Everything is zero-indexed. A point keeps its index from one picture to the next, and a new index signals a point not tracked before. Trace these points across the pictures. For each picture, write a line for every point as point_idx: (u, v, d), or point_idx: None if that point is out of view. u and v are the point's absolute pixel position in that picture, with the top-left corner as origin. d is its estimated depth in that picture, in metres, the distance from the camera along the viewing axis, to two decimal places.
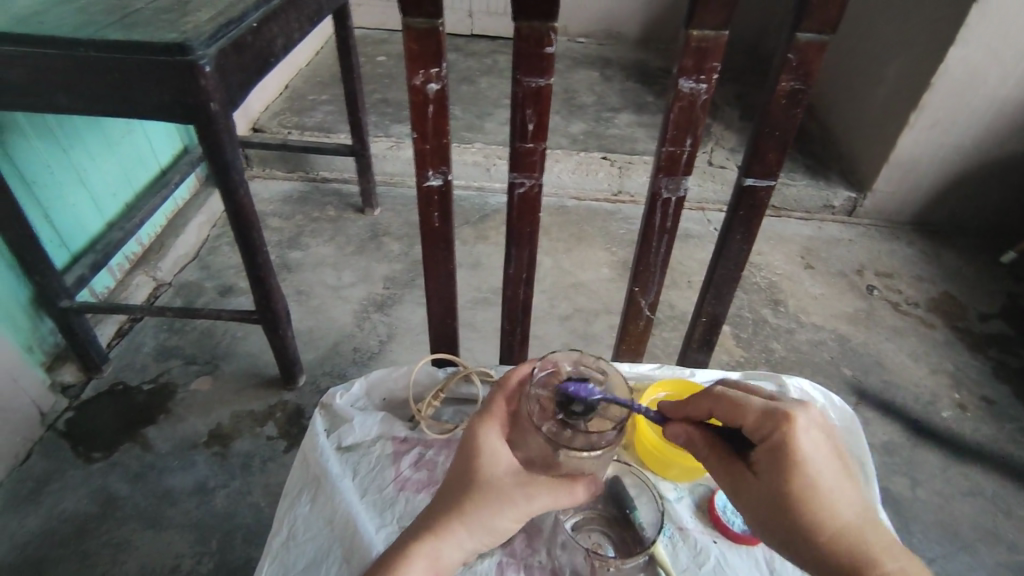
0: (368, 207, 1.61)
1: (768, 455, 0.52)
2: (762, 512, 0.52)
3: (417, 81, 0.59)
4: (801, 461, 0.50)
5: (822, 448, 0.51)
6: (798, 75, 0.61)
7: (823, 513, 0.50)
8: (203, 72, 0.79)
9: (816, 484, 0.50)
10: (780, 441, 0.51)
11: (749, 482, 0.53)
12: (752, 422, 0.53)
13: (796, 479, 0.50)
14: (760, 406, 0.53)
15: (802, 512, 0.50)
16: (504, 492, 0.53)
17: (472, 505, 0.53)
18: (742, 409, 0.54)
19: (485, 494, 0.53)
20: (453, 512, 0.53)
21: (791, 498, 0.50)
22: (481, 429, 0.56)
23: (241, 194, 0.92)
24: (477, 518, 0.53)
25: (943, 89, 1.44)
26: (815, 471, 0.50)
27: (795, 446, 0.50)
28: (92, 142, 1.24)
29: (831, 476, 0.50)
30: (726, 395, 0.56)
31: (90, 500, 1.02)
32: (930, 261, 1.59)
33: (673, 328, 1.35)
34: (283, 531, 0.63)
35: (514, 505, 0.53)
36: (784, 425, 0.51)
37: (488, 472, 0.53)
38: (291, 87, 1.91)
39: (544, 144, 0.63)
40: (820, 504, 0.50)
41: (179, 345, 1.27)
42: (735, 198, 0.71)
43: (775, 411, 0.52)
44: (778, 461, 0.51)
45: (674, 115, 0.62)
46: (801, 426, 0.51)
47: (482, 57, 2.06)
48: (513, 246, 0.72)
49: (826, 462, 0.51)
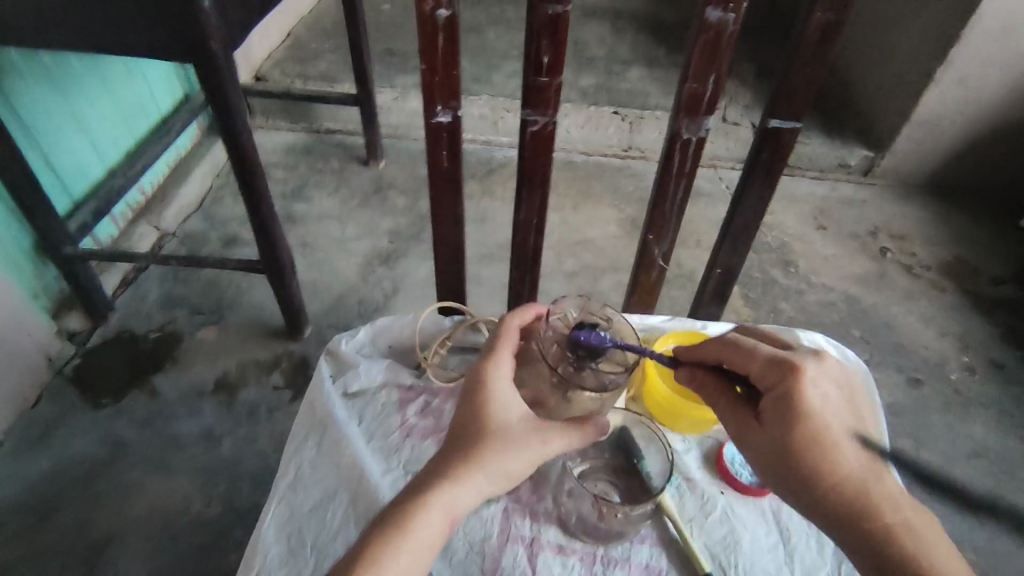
0: (373, 158, 1.58)
1: (776, 401, 0.52)
2: (769, 460, 0.52)
3: (426, 8, 0.56)
4: (810, 406, 0.50)
5: (831, 396, 0.51)
6: (833, 6, 0.57)
7: (831, 459, 0.49)
8: (202, 5, 0.75)
9: (824, 431, 0.50)
10: (789, 388, 0.51)
11: (756, 431, 0.53)
12: (760, 370, 0.53)
13: (805, 426, 0.50)
14: (768, 354, 0.53)
15: (810, 459, 0.50)
16: (516, 435, 0.52)
17: (485, 448, 0.51)
18: (749, 357, 0.54)
19: (498, 437, 0.52)
20: (466, 455, 0.51)
21: (798, 445, 0.50)
22: (486, 372, 0.54)
23: (244, 138, 0.89)
24: (491, 461, 0.51)
25: (973, 43, 1.38)
26: (823, 418, 0.50)
27: (803, 393, 0.51)
28: (91, 85, 1.20)
29: (840, 423, 0.50)
30: (735, 342, 0.56)
31: (100, 444, 1.03)
32: (945, 223, 1.56)
33: (681, 287, 1.34)
34: (289, 474, 0.63)
35: (528, 447, 0.52)
36: (792, 371, 0.51)
37: (498, 415, 0.53)
38: (293, 34, 1.85)
39: (559, 79, 0.60)
40: (828, 450, 0.50)
41: (184, 295, 1.26)
42: (758, 141, 0.69)
43: (782, 359, 0.52)
44: (785, 407, 0.51)
45: (698, 49, 0.59)
46: (809, 373, 0.51)
47: (490, 6, 1.99)
48: (525, 189, 0.70)
49: (835, 409, 0.51)
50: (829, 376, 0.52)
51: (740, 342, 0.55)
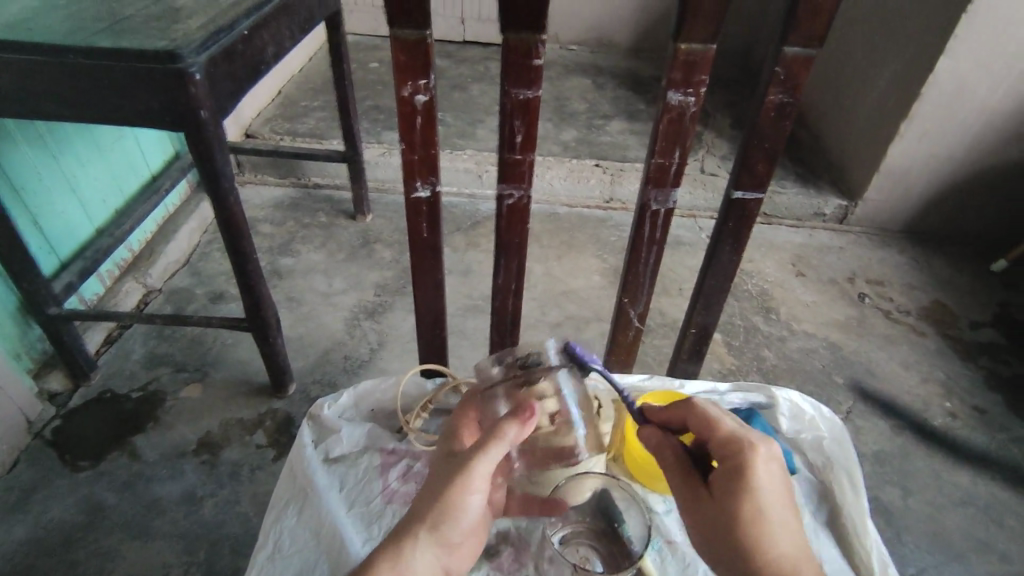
0: (360, 213, 1.61)
1: (725, 478, 0.54)
2: (710, 526, 0.54)
3: (405, 92, 0.59)
4: (755, 491, 0.53)
5: (778, 479, 0.54)
6: (786, 89, 0.61)
7: (771, 541, 0.52)
8: (193, 80, 0.78)
9: (766, 515, 0.53)
10: (741, 468, 0.54)
11: (701, 502, 0.56)
12: (720, 441, 0.56)
13: (749, 505, 0.53)
14: (731, 429, 0.56)
15: (747, 535, 0.53)
16: (439, 477, 0.55)
17: (421, 501, 0.55)
18: (713, 428, 0.57)
19: (429, 487, 0.55)
20: (412, 516, 0.55)
21: (742, 521, 0.53)
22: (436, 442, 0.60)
23: (232, 202, 0.91)
24: (426, 510, 0.54)
25: (932, 100, 1.45)
26: (764, 503, 0.53)
27: (754, 474, 0.53)
28: (82, 148, 1.23)
29: (781, 509, 0.53)
30: (702, 409, 0.59)
31: (77, 508, 1.01)
32: (920, 269, 1.60)
33: (664, 336, 1.35)
34: (267, 546, 0.62)
35: (447, 481, 0.54)
36: (748, 452, 0.54)
37: (431, 469, 0.57)
38: (283, 93, 1.90)
39: (532, 156, 0.63)
40: (764, 532, 0.53)
41: (169, 352, 1.27)
42: (725, 210, 0.71)
43: (740, 437, 0.55)
44: (733, 487, 0.54)
45: (663, 127, 0.62)
46: (761, 456, 0.54)
47: (475, 65, 2.07)
48: (503, 256, 0.72)
49: (777, 493, 0.54)
50: (777, 462, 0.55)
51: (708, 412, 0.58)
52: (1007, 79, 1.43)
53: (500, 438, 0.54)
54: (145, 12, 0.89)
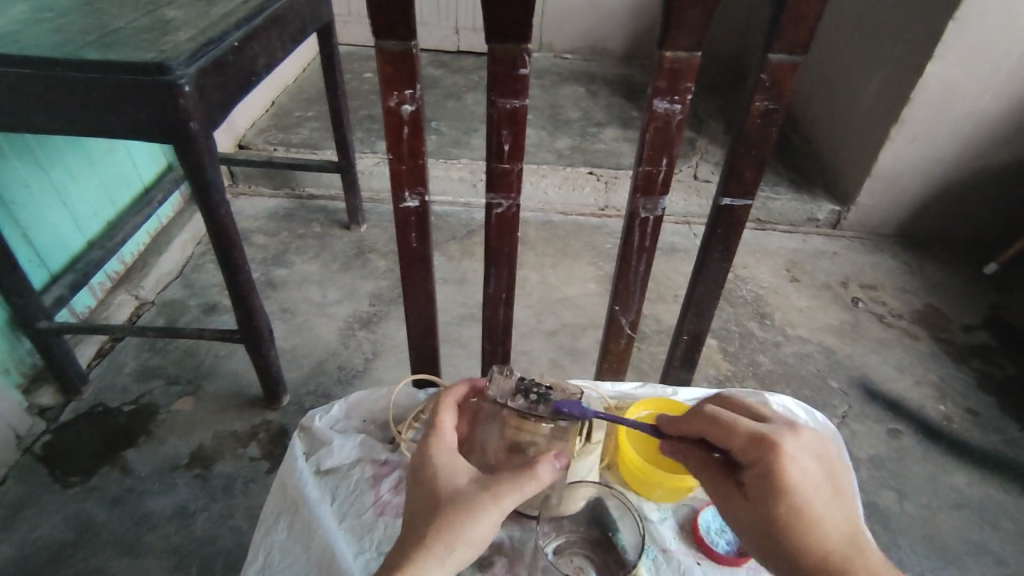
0: (354, 222, 1.61)
1: (758, 478, 0.54)
2: (752, 526, 0.54)
3: (391, 102, 0.59)
4: (790, 484, 0.52)
5: (808, 469, 0.53)
6: (771, 95, 0.61)
7: (816, 532, 0.51)
8: (182, 91, 0.78)
9: (807, 507, 0.52)
10: (769, 463, 0.53)
11: (740, 503, 0.56)
12: (740, 444, 0.56)
13: (785, 501, 0.52)
14: (748, 430, 0.56)
15: (789, 531, 0.52)
16: (464, 500, 0.53)
17: (440, 524, 0.52)
18: (731, 432, 0.57)
19: (450, 514, 0.53)
20: (428, 543, 0.52)
21: (782, 517, 0.52)
22: (430, 453, 0.58)
23: (223, 214, 0.91)
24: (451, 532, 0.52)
25: (922, 105, 1.46)
26: (804, 492, 0.52)
27: (781, 468, 0.53)
28: (72, 160, 1.23)
29: (823, 496, 0.53)
30: (718, 416, 0.58)
31: (67, 525, 1.00)
32: (913, 273, 1.61)
33: (659, 343, 1.34)
34: (258, 560, 0.62)
35: (480, 510, 0.53)
36: (771, 449, 0.54)
37: (445, 493, 0.54)
38: (277, 104, 1.91)
39: (520, 164, 0.63)
40: (809, 524, 0.51)
41: (162, 365, 1.26)
42: (714, 217, 0.72)
43: (760, 436, 0.55)
44: (766, 482, 0.53)
45: (650, 135, 0.63)
46: (784, 451, 0.53)
47: (468, 74, 2.07)
48: (492, 266, 0.72)
49: (816, 481, 0.53)
50: (807, 450, 0.54)
51: (723, 418, 0.58)
52: (995, 83, 1.44)
53: (541, 476, 0.54)
54: (136, 25, 0.89)
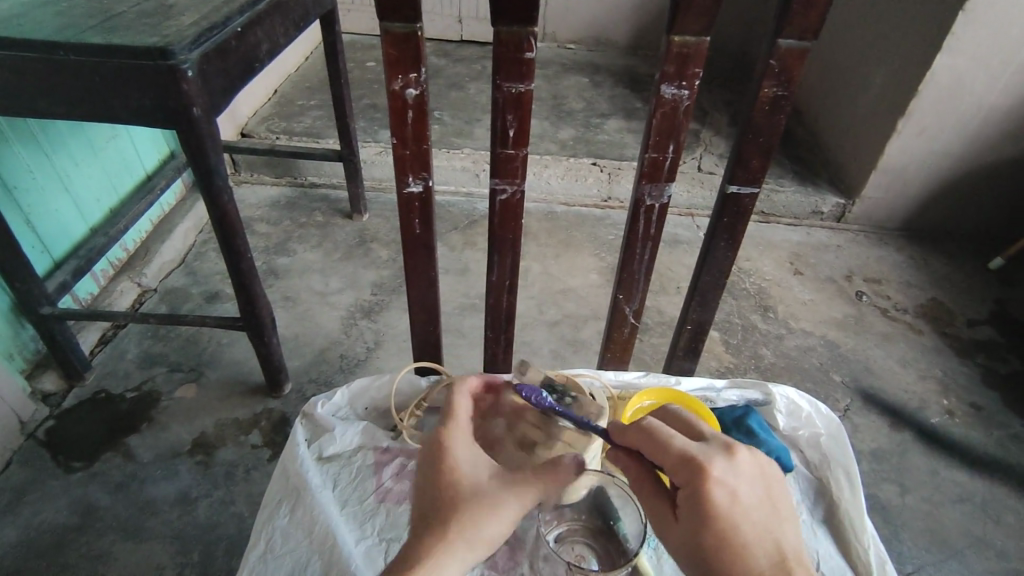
0: (356, 212, 1.61)
1: (688, 501, 0.52)
2: (683, 548, 0.53)
3: (396, 86, 0.58)
4: (717, 511, 0.50)
5: (741, 495, 0.51)
6: (780, 82, 0.60)
7: (743, 560, 0.50)
8: (185, 76, 0.77)
9: (735, 533, 0.50)
10: (697, 491, 0.51)
11: (672, 524, 0.54)
12: (671, 466, 0.53)
13: (714, 528, 0.50)
14: (680, 451, 0.53)
15: (717, 558, 0.50)
16: (491, 484, 0.54)
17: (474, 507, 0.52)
18: (664, 451, 0.53)
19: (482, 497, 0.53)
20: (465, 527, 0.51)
21: (709, 544, 0.51)
22: (450, 437, 0.57)
23: (225, 201, 0.91)
24: (480, 518, 0.52)
25: (930, 96, 1.45)
26: (734, 520, 0.50)
27: (709, 497, 0.50)
28: (75, 147, 1.22)
29: (756, 521, 0.51)
30: (652, 431, 0.55)
31: (70, 510, 1.00)
32: (918, 267, 1.60)
33: (661, 335, 1.34)
34: (259, 545, 0.62)
35: (511, 498, 0.53)
36: (700, 476, 0.51)
37: (475, 480, 0.54)
38: (279, 92, 1.90)
39: (526, 151, 0.63)
40: (737, 553, 0.50)
41: (164, 352, 1.26)
42: (720, 205, 0.71)
43: (692, 460, 0.52)
44: (696, 510, 0.51)
45: (657, 121, 0.62)
46: (715, 477, 0.51)
47: (471, 63, 2.06)
48: (496, 253, 0.71)
49: (750, 507, 0.51)
50: (740, 475, 0.52)
51: (658, 432, 0.54)
52: (1005, 74, 1.42)
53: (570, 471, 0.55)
54: (138, 9, 0.88)
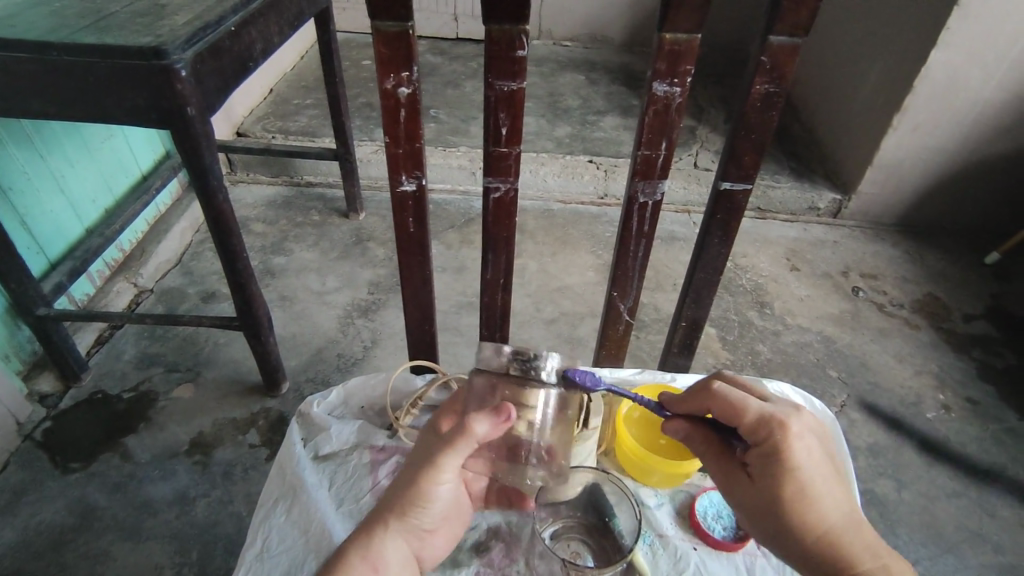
0: (353, 211, 1.61)
1: (766, 460, 0.54)
2: (756, 506, 0.55)
3: (388, 85, 0.58)
4: (796, 465, 0.53)
5: (814, 451, 0.54)
6: (772, 78, 0.61)
7: (816, 514, 0.53)
8: (178, 76, 0.77)
9: (812, 488, 0.53)
10: (777, 447, 0.54)
11: (745, 483, 0.56)
12: (751, 426, 0.55)
13: (792, 484, 0.53)
14: (758, 411, 0.55)
15: (790, 512, 0.53)
16: (414, 463, 0.57)
17: (399, 488, 0.57)
18: (740, 413, 0.56)
19: (403, 473, 0.57)
20: (386, 501, 0.57)
21: (788, 499, 0.53)
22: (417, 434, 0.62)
23: (220, 201, 0.90)
24: (404, 497, 0.56)
25: (925, 92, 1.45)
26: (807, 475, 0.53)
27: (789, 452, 0.53)
28: (70, 147, 1.22)
29: (827, 479, 0.54)
30: (728, 395, 0.57)
31: (68, 511, 1.00)
32: (913, 262, 1.60)
33: (659, 332, 1.34)
34: (256, 544, 0.62)
35: (421, 466, 0.56)
36: (780, 432, 0.54)
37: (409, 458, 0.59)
38: (275, 91, 1.90)
39: (518, 149, 0.63)
40: (813, 505, 0.53)
41: (161, 353, 1.26)
42: (713, 202, 0.71)
43: (770, 418, 0.55)
44: (773, 465, 0.54)
45: (649, 118, 0.62)
46: (794, 434, 0.54)
47: (468, 61, 2.06)
48: (490, 251, 0.72)
49: (820, 464, 0.54)
50: (812, 433, 0.55)
51: (733, 395, 0.57)
52: (999, 70, 1.42)
53: (467, 432, 0.55)
54: (131, 9, 0.88)
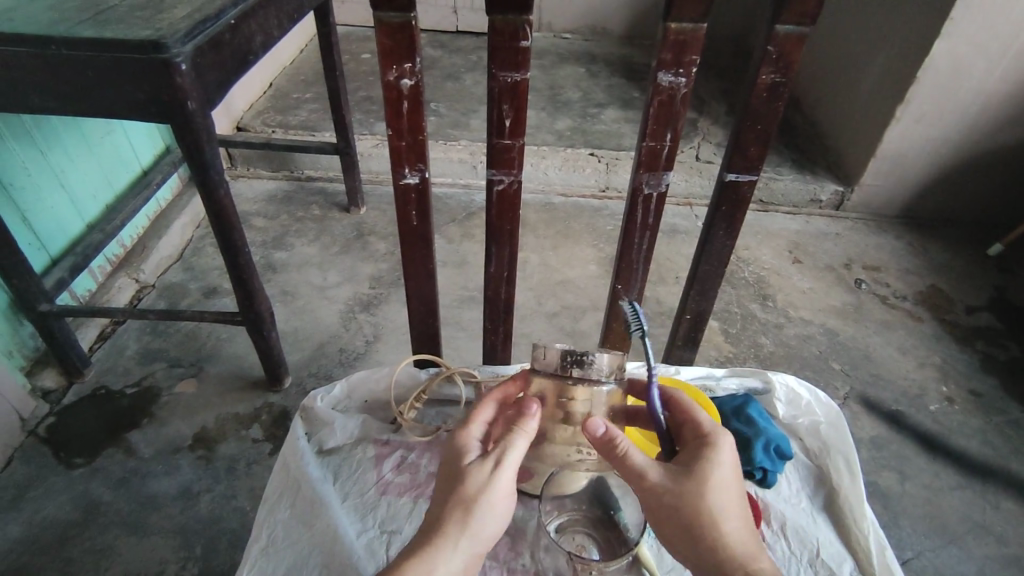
0: (354, 205, 1.60)
1: (687, 459, 0.56)
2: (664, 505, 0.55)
3: (391, 77, 0.58)
4: (716, 473, 0.54)
5: (734, 475, 0.55)
6: (779, 68, 0.60)
7: (717, 527, 0.53)
8: (178, 69, 0.77)
9: (721, 502, 0.53)
10: (705, 449, 0.56)
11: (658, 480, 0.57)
12: (695, 427, 0.58)
13: (702, 489, 0.54)
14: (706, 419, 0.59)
15: (695, 514, 0.53)
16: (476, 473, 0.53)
17: (458, 504, 0.52)
18: (692, 418, 0.59)
19: (466, 488, 0.52)
20: (446, 518, 0.51)
21: (691, 505, 0.54)
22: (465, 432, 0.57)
23: (221, 194, 0.90)
24: (469, 513, 0.51)
25: (929, 82, 1.44)
26: (720, 487, 0.54)
27: (715, 459, 0.55)
28: (70, 142, 1.21)
29: (736, 505, 0.54)
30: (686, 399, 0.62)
31: (72, 506, 1.00)
32: (916, 254, 1.60)
33: (661, 325, 1.34)
34: (261, 539, 0.62)
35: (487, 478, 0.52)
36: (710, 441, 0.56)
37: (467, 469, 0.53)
38: (274, 86, 1.89)
39: (522, 141, 0.62)
40: (716, 519, 0.53)
41: (163, 348, 1.26)
42: (718, 194, 0.71)
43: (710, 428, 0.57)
44: (693, 465, 0.55)
45: (654, 109, 0.62)
46: (723, 447, 0.56)
47: (468, 54, 2.05)
48: (494, 244, 0.71)
49: (733, 486, 0.55)
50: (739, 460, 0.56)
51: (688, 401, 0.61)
52: (1003, 60, 1.41)
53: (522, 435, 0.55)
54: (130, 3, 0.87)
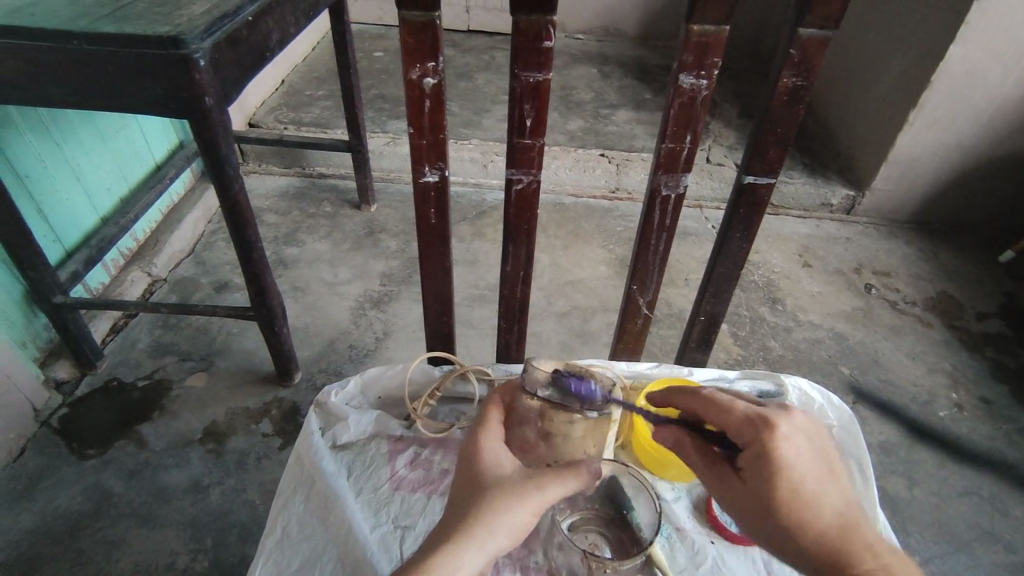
0: (365, 202, 1.61)
1: (752, 459, 0.54)
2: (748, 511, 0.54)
3: (413, 76, 0.58)
4: (784, 465, 0.52)
5: (803, 450, 0.53)
6: (800, 71, 0.60)
7: (807, 513, 0.51)
8: (197, 66, 0.77)
9: (801, 487, 0.52)
10: (760, 445, 0.53)
11: (738, 486, 0.55)
12: (737, 423, 0.55)
13: (779, 484, 0.52)
14: (744, 410, 0.56)
15: (782, 511, 0.52)
16: (515, 485, 0.52)
17: (490, 513, 0.51)
18: (728, 414, 0.57)
19: (499, 497, 0.52)
20: (474, 524, 0.51)
21: (777, 501, 0.52)
22: (485, 440, 0.57)
23: (237, 190, 0.91)
24: (497, 519, 0.51)
25: (943, 88, 1.43)
26: (796, 474, 0.52)
27: (775, 451, 0.52)
28: (85, 136, 1.22)
29: (813, 479, 0.52)
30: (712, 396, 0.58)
31: (85, 497, 1.01)
32: (928, 259, 1.59)
33: (670, 326, 1.34)
34: (276, 531, 0.63)
35: (524, 490, 0.52)
36: (765, 431, 0.53)
37: (500, 481, 0.53)
38: (287, 82, 1.90)
39: (541, 141, 0.63)
40: (804, 505, 0.52)
41: (175, 341, 1.27)
42: (736, 196, 0.71)
43: (756, 418, 0.54)
44: (760, 466, 0.53)
45: (674, 111, 0.62)
46: (780, 432, 0.53)
47: (479, 53, 2.05)
48: (510, 243, 0.71)
49: (805, 462, 0.53)
50: (802, 433, 0.54)
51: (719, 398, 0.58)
52: (1018, 67, 1.41)
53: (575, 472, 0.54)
54: None
